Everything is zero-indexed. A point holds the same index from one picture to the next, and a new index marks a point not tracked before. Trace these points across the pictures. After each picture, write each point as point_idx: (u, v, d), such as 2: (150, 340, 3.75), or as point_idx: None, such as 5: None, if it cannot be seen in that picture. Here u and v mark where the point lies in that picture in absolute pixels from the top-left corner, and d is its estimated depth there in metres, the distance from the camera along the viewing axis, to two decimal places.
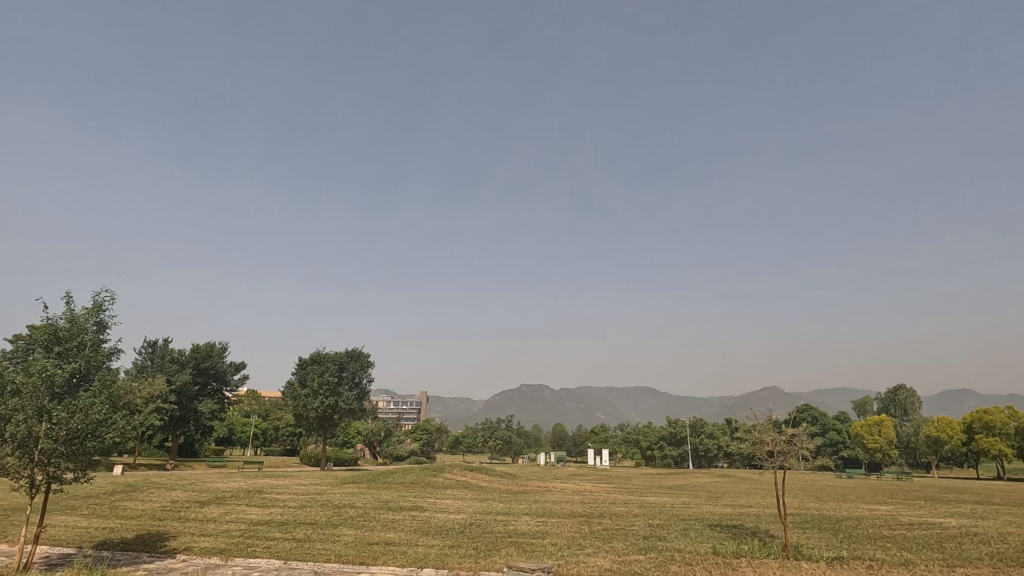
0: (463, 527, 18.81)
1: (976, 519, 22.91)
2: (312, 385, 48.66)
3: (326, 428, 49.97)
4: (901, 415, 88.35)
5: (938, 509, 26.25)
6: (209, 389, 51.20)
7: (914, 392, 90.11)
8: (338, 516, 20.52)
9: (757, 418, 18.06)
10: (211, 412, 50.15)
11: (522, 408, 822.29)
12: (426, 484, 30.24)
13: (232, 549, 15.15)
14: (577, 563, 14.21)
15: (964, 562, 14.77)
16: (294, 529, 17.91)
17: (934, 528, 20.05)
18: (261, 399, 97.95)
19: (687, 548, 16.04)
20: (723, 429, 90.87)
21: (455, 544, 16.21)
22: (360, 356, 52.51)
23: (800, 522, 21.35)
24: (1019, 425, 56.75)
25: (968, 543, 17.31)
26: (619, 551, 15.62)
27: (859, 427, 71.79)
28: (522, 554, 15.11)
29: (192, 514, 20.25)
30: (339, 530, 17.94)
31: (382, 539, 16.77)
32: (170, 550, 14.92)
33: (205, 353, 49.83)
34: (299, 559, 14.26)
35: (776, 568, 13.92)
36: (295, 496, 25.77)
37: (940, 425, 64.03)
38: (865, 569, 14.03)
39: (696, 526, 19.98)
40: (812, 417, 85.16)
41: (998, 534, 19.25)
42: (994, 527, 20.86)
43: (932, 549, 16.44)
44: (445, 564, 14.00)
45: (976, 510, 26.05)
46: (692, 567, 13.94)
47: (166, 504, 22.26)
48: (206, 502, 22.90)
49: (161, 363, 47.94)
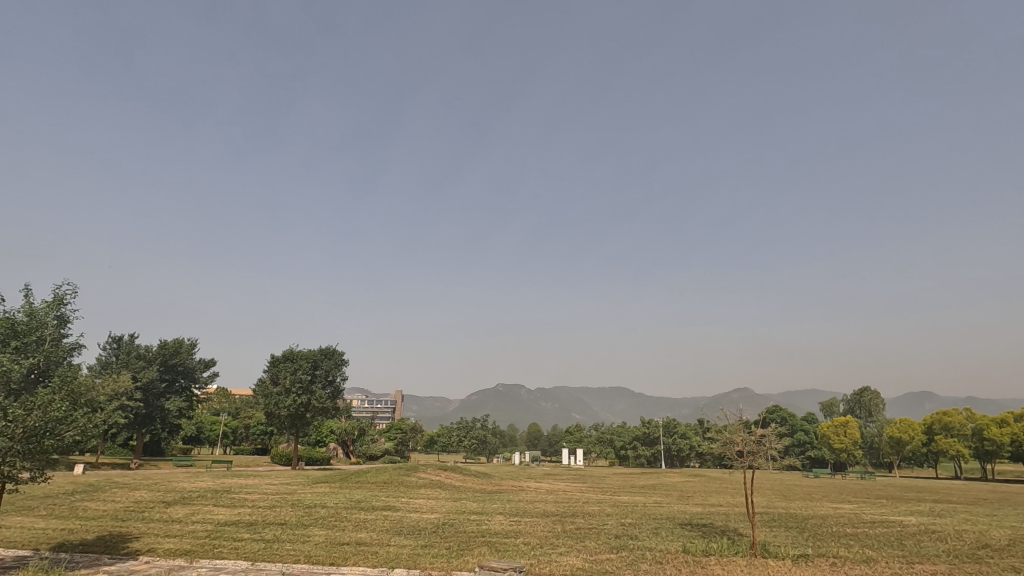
0: (435, 527, 18.67)
1: (935, 517, 23.72)
2: (285, 383, 47.85)
3: (299, 427, 49.17)
4: (866, 416, 90.86)
5: (899, 509, 27.00)
6: (177, 387, 49.97)
7: (879, 393, 92.64)
8: (309, 516, 20.19)
9: (728, 418, 18.35)
10: (178, 410, 48.87)
11: (498, 407, 822.58)
12: (399, 484, 29.86)
13: (198, 550, 14.80)
14: (549, 563, 14.22)
15: (922, 559, 15.26)
16: (263, 530, 17.57)
17: (896, 527, 20.66)
18: (231, 397, 96.05)
19: (659, 548, 16.24)
20: (695, 429, 92.46)
21: (428, 544, 16.09)
22: (334, 354, 51.59)
23: (767, 521, 21.77)
24: (976, 426, 59.01)
25: (927, 541, 17.88)
26: (592, 550, 15.79)
27: (827, 428, 73.67)
28: (495, 554, 15.12)
29: (156, 515, 19.66)
30: (309, 530, 17.63)
31: (353, 539, 16.56)
32: (134, 552, 14.50)
33: (173, 350, 48.89)
34: (268, 560, 14.01)
35: (744, 567, 14.11)
36: (265, 496, 25.27)
37: (902, 427, 65.95)
38: (829, 566, 14.33)
39: (667, 526, 20.19)
40: (781, 417, 87.30)
41: (956, 531, 19.95)
42: (952, 525, 21.58)
43: (893, 546, 16.97)
44: (417, 564, 13.90)
45: (935, 509, 26.95)
46: (663, 566, 14.09)
47: (130, 504, 21.61)
48: (172, 502, 22.31)
49: (126, 360, 46.54)
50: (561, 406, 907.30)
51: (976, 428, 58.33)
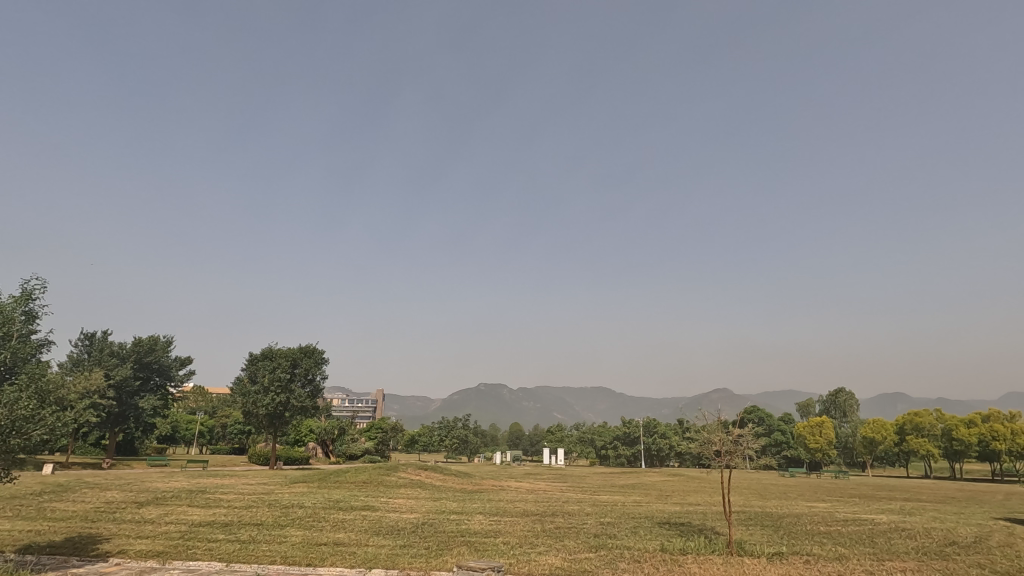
0: (414, 527, 18.55)
1: (904, 515, 24.33)
2: (263, 381, 47.21)
3: (277, 426, 48.50)
4: (841, 416, 92.62)
5: (871, 506, 27.79)
6: (152, 385, 49.00)
7: (853, 394, 94.52)
8: (286, 516, 19.94)
9: (706, 418, 18.61)
10: (153, 409, 47.86)
11: (480, 407, 821.76)
12: (378, 484, 29.60)
13: (171, 551, 14.55)
14: (527, 563, 14.20)
15: (894, 556, 15.60)
16: (238, 531, 17.29)
17: (868, 524, 21.18)
18: (207, 395, 94.41)
19: (637, 546, 16.37)
20: (675, 429, 93.37)
21: (406, 544, 15.98)
22: (314, 352, 50.86)
23: (744, 519, 22.22)
24: (945, 426, 60.68)
25: (897, 538, 18.32)
26: (572, 549, 15.84)
27: (803, 428, 74.89)
28: (474, 554, 15.07)
29: (128, 516, 19.22)
30: (286, 531, 17.41)
31: (331, 539, 16.38)
32: (103, 553, 14.20)
33: (148, 347, 47.92)
34: (242, 561, 13.80)
35: (721, 565, 14.29)
36: (241, 496, 24.94)
37: (875, 427, 67.32)
38: (803, 564, 14.59)
39: (645, 524, 20.36)
40: (759, 417, 88.75)
41: (925, 529, 20.50)
42: (921, 522, 22.17)
43: (865, 544, 17.35)
44: (394, 564, 13.81)
45: (905, 507, 27.70)
46: (641, 565, 14.17)
47: (101, 505, 21.11)
48: (145, 503, 21.82)
49: (99, 357, 45.46)
50: (542, 405, 910.06)
51: (945, 428, 59.90)
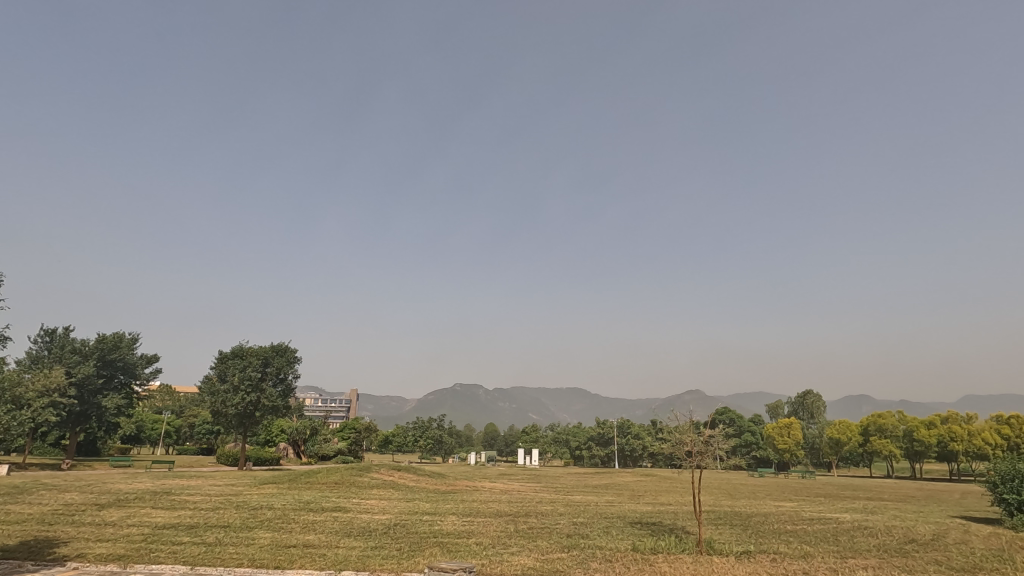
0: (387, 528, 18.47)
1: (866, 514, 25.11)
2: (233, 381, 46.19)
3: (247, 426, 47.50)
4: (808, 417, 94.76)
5: (835, 505, 28.56)
6: (116, 383, 47.55)
7: (821, 396, 96.78)
8: (255, 517, 19.63)
9: (678, 420, 18.91)
10: (117, 408, 46.41)
11: (456, 407, 819.15)
12: (352, 484, 29.39)
13: (133, 555, 14.07)
14: (500, 563, 14.21)
15: (855, 553, 16.04)
16: (203, 533, 16.84)
17: (832, 523, 21.75)
18: (175, 394, 92.02)
19: (609, 546, 16.52)
20: (648, 430, 94.68)
21: (379, 545, 15.84)
22: (286, 351, 50.04)
23: (714, 518, 22.67)
24: (906, 428, 62.56)
25: (860, 536, 18.91)
26: (544, 549, 15.90)
27: (772, 429, 76.49)
28: (446, 555, 15.00)
29: (88, 519, 18.50)
30: (254, 532, 17.06)
31: (300, 541, 16.10)
32: (61, 557, 13.68)
33: (113, 345, 46.52)
34: (207, 564, 13.45)
35: (690, 564, 14.50)
36: (208, 497, 24.48)
37: (840, 428, 69.13)
38: (770, 562, 14.90)
39: (618, 524, 20.60)
40: (729, 419, 90.59)
41: (886, 527, 21.17)
42: (882, 521, 22.88)
43: (829, 541, 17.82)
44: (365, 566, 13.65)
45: (867, 506, 28.47)
46: (612, 565, 14.30)
47: (59, 507, 20.35)
48: (107, 505, 21.14)
49: (61, 354, 44.00)
50: (518, 406, 911.04)
51: (907, 429, 61.91)
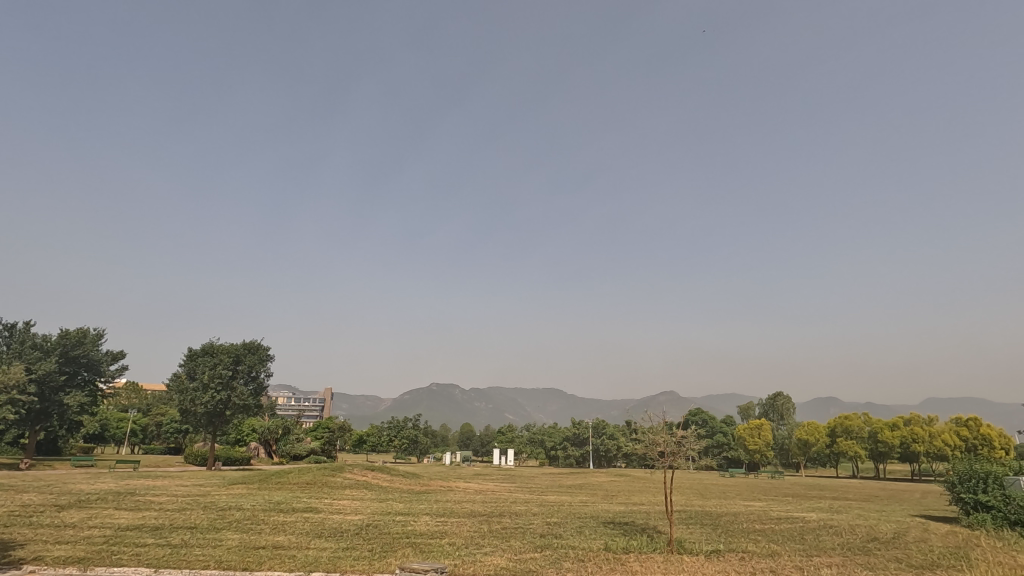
0: (359, 528, 18.23)
1: (832, 513, 25.78)
2: (202, 379, 45.08)
3: (216, 425, 46.38)
4: (779, 418, 96.77)
5: (802, 504, 29.06)
6: (79, 380, 45.98)
7: (791, 399, 98.85)
8: (224, 517, 19.26)
9: (651, 420, 19.51)
10: (80, 406, 44.87)
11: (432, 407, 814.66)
12: (323, 484, 29.03)
13: (94, 556, 13.67)
14: (473, 563, 14.20)
15: (821, 552, 16.39)
16: (168, 534, 16.47)
17: (798, 522, 22.13)
18: (141, 391, 89.65)
19: (581, 545, 16.65)
20: (623, 431, 95.69)
21: (350, 546, 15.60)
22: (258, 349, 49.10)
23: (685, 518, 22.93)
24: (871, 429, 64.29)
25: (825, 534, 19.36)
26: (516, 549, 15.93)
27: (743, 430, 77.94)
28: (418, 555, 14.91)
29: (46, 520, 17.93)
30: (222, 534, 16.65)
31: (269, 543, 15.76)
32: (16, 560, 13.17)
33: (76, 340, 45.03)
34: (172, 567, 13.10)
35: (662, 563, 14.65)
36: (176, 497, 23.98)
37: (808, 429, 70.76)
38: (738, 560, 15.16)
39: (591, 524, 20.75)
40: (702, 420, 92.13)
41: (849, 526, 21.62)
42: (845, 519, 23.56)
43: (795, 540, 18.21)
44: (336, 567, 13.46)
45: (833, 505, 29.06)
46: (584, 564, 14.44)
47: (17, 508, 19.69)
48: (68, 505, 20.53)
49: (20, 350, 42.53)
50: (494, 406, 910.27)
51: (872, 430, 63.69)
